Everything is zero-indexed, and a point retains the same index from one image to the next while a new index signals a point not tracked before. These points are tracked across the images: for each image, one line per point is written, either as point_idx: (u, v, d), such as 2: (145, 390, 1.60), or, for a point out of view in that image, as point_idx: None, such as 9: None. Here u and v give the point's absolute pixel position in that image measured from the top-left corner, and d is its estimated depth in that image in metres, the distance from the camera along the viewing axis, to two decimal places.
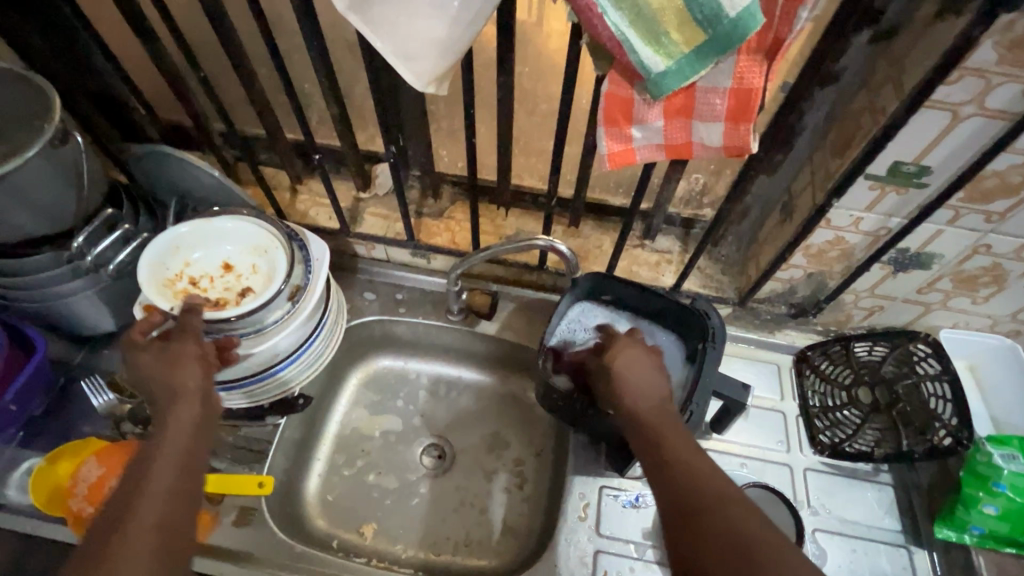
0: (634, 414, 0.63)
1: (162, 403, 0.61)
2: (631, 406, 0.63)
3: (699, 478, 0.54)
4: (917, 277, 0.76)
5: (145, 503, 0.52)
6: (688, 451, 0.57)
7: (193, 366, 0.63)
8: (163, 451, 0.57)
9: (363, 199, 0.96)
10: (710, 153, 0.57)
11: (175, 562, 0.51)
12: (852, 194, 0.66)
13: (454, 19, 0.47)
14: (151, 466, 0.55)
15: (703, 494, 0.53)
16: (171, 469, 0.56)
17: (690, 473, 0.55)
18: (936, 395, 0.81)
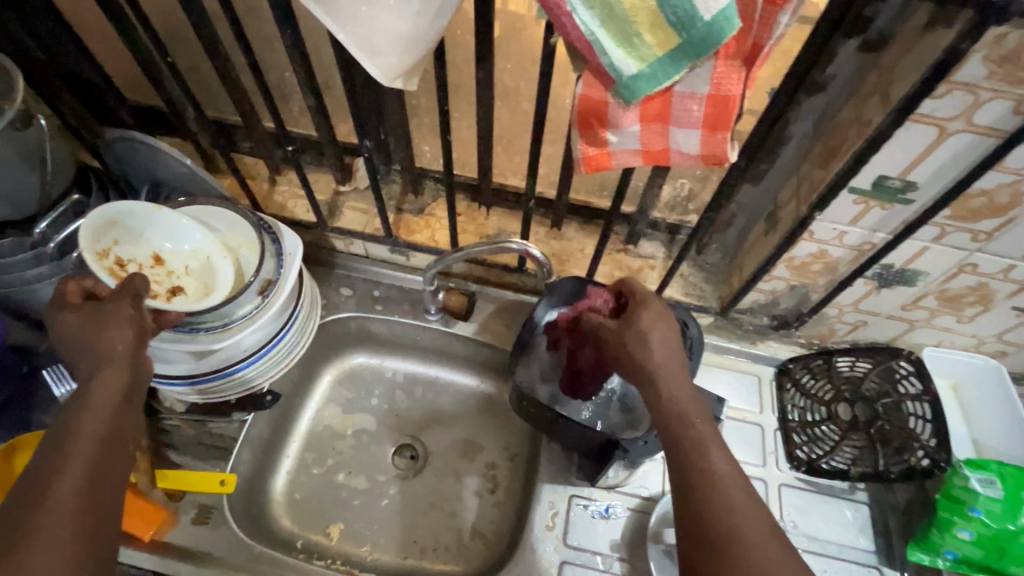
0: (634, 372, 0.56)
1: (85, 369, 0.55)
2: (630, 364, 0.56)
3: (698, 465, 0.49)
4: (902, 293, 0.74)
5: (61, 487, 0.48)
6: (686, 429, 0.51)
7: (125, 328, 0.56)
8: (83, 428, 0.51)
9: (342, 192, 0.94)
10: (688, 161, 0.55)
11: (96, 543, 0.49)
12: (835, 207, 0.64)
13: (418, 13, 0.45)
14: (68, 447, 0.50)
15: (702, 481, 0.49)
16: (94, 441, 0.51)
17: (686, 455, 0.50)
18: (916, 414, 0.79)
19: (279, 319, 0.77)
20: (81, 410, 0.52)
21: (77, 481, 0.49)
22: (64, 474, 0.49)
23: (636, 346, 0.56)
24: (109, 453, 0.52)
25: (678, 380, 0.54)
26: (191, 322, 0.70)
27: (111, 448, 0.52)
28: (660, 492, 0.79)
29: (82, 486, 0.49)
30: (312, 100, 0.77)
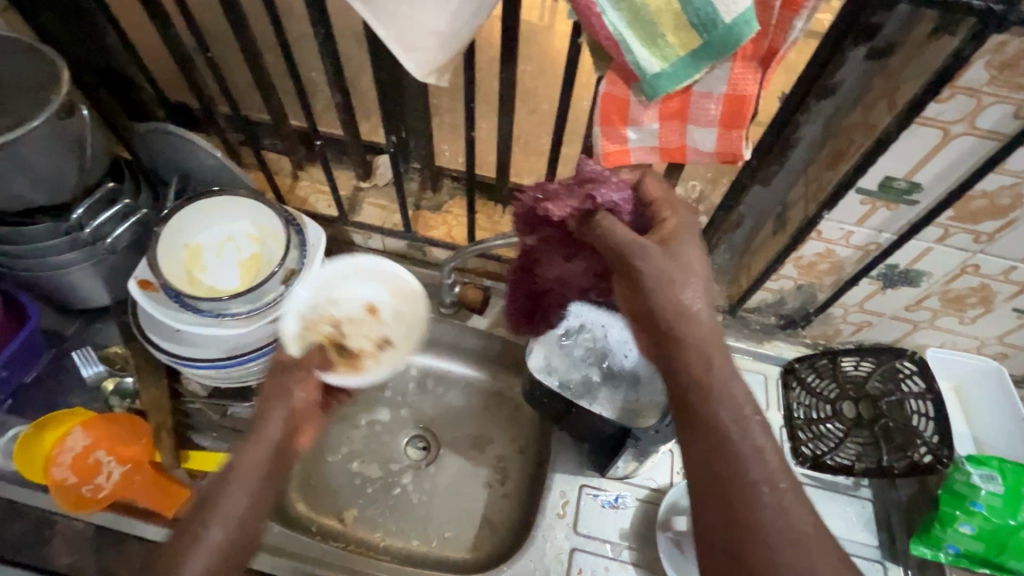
0: (664, 313, 0.52)
1: (253, 448, 0.58)
2: (659, 305, 0.52)
3: (725, 451, 0.47)
4: (906, 294, 0.77)
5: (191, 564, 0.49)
6: (713, 400, 0.49)
7: (282, 414, 0.60)
8: (220, 509, 0.52)
9: (363, 188, 0.96)
10: (704, 158, 0.58)
11: None
12: (843, 207, 0.67)
13: (455, 12, 0.48)
14: (202, 533, 0.51)
15: (727, 472, 0.46)
16: (228, 524, 0.52)
17: (715, 443, 0.47)
18: (919, 412, 0.81)
19: None
20: (222, 490, 0.54)
21: (215, 544, 0.51)
22: (206, 534, 0.51)
23: (665, 289, 0.52)
24: (252, 520, 0.53)
25: (707, 339, 0.51)
26: (218, 307, 0.73)
27: (254, 518, 0.54)
28: (668, 484, 0.81)
29: (220, 550, 0.51)
30: (340, 98, 0.80)
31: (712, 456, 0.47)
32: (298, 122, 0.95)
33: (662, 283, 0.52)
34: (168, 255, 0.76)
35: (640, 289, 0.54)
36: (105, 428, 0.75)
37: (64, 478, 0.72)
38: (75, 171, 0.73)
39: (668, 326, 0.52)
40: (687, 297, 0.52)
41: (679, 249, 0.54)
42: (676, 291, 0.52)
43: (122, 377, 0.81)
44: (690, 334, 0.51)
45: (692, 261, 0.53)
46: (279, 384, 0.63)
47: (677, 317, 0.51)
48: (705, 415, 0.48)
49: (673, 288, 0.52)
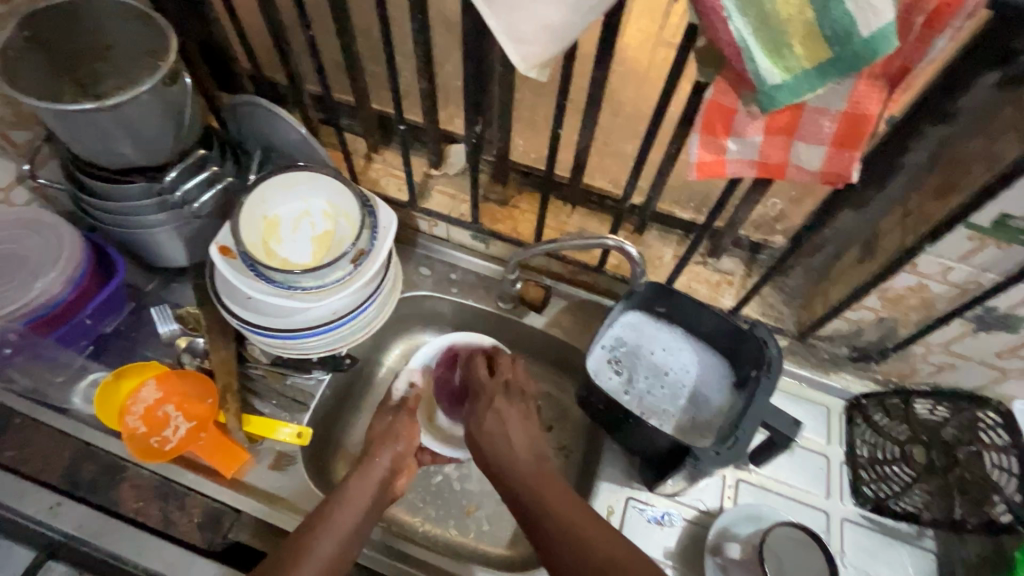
0: (524, 490, 0.66)
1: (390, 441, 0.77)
2: (527, 480, 0.67)
3: (575, 526, 0.60)
4: (1000, 339, 0.71)
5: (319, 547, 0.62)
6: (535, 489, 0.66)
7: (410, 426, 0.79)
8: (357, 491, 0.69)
9: (433, 175, 0.97)
10: (806, 177, 0.55)
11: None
12: (947, 242, 0.63)
13: (572, 7, 0.47)
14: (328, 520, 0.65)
15: (577, 548, 0.58)
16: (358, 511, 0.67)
17: (567, 532, 0.60)
18: (998, 466, 0.74)
19: (366, 288, 0.80)
20: (348, 493, 0.69)
21: (324, 557, 0.62)
22: (315, 548, 0.62)
23: (520, 457, 0.70)
24: (344, 550, 0.64)
25: (559, 486, 0.66)
26: (291, 280, 0.74)
27: (347, 545, 0.64)
28: (718, 508, 0.79)
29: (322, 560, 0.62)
30: (425, 85, 0.80)
31: (565, 541, 0.60)
32: (377, 106, 0.97)
33: (522, 453, 0.71)
34: (249, 224, 0.78)
35: (486, 449, 0.72)
36: (176, 384, 0.80)
37: (136, 427, 0.77)
38: (172, 136, 0.76)
39: (533, 499, 0.65)
40: (507, 456, 0.70)
41: (496, 416, 0.75)
42: (520, 465, 0.69)
43: (194, 337, 0.84)
44: (544, 485, 0.66)
45: (501, 420, 0.74)
46: (388, 429, 0.79)
47: (524, 480, 0.67)
48: (552, 517, 0.62)
49: (538, 464, 0.69)
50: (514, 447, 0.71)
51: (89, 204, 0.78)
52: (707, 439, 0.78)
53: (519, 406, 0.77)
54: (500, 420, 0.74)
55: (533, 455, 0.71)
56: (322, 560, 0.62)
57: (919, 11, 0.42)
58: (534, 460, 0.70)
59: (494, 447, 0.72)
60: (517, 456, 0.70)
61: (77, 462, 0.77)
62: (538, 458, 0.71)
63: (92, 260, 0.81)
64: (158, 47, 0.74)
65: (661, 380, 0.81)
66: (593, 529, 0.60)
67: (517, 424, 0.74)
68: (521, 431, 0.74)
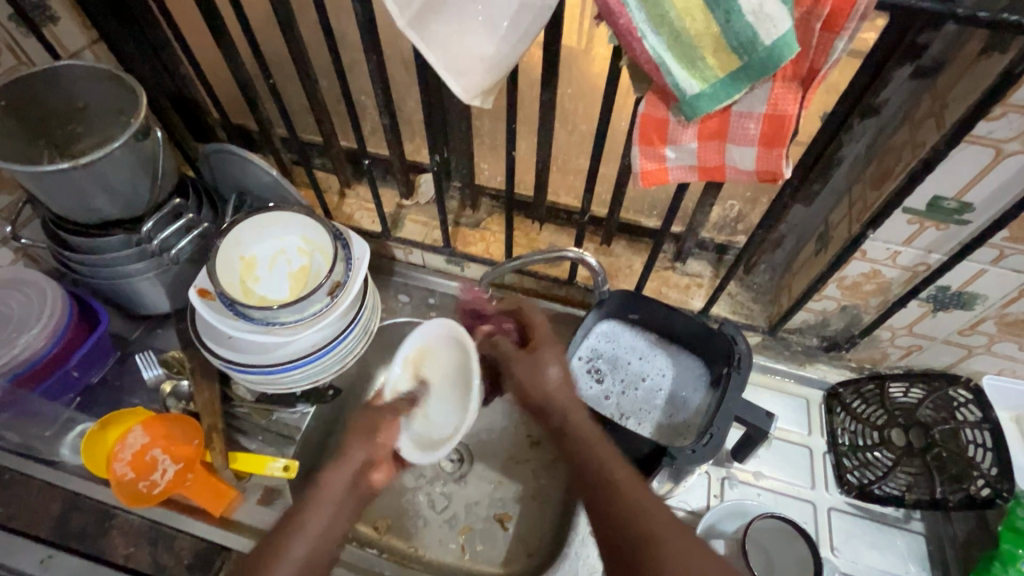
0: (588, 462, 0.64)
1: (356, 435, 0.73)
2: (580, 442, 0.66)
3: (642, 512, 0.58)
4: (959, 317, 0.73)
5: (295, 546, 0.61)
6: (590, 456, 0.64)
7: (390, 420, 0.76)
8: (326, 490, 0.67)
9: (405, 206, 1.00)
10: (744, 177, 0.58)
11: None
12: (889, 227, 0.65)
13: (502, 38, 0.51)
14: (305, 521, 0.63)
15: (621, 506, 0.59)
16: (327, 513, 0.65)
17: (612, 492, 0.60)
18: (975, 442, 0.76)
19: (343, 318, 0.82)
20: (319, 500, 0.66)
21: (296, 561, 0.60)
22: (289, 551, 0.61)
23: (576, 412, 0.70)
24: (318, 554, 0.62)
25: (612, 451, 0.65)
26: (270, 316, 0.76)
27: (320, 546, 0.62)
28: (704, 507, 0.80)
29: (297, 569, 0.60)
30: (387, 119, 0.84)
31: (611, 500, 0.59)
32: (346, 143, 1.00)
33: (576, 404, 0.71)
34: (225, 266, 0.81)
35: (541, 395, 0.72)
36: (163, 427, 0.80)
37: (125, 473, 0.77)
38: (147, 187, 0.79)
39: (583, 462, 0.64)
40: (560, 408, 0.70)
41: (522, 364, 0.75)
42: (573, 414, 0.69)
43: (178, 380, 0.86)
44: (592, 446, 0.66)
45: (550, 354, 0.74)
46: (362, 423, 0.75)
47: (571, 442, 0.67)
48: (600, 477, 0.62)
49: (578, 423, 0.69)
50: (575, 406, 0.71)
51: (69, 259, 0.81)
52: (688, 439, 0.79)
53: (570, 353, 0.76)
54: (546, 368, 0.74)
55: (585, 413, 0.70)
56: (294, 564, 0.60)
57: (815, 17, 0.45)
58: (588, 420, 0.69)
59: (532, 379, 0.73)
60: (572, 411, 0.70)
61: (66, 514, 0.78)
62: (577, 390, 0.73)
63: (76, 313, 0.83)
64: (130, 105, 0.78)
65: (637, 387, 0.83)
66: (641, 497, 0.59)
67: (568, 377, 0.73)
68: (570, 377, 0.73)
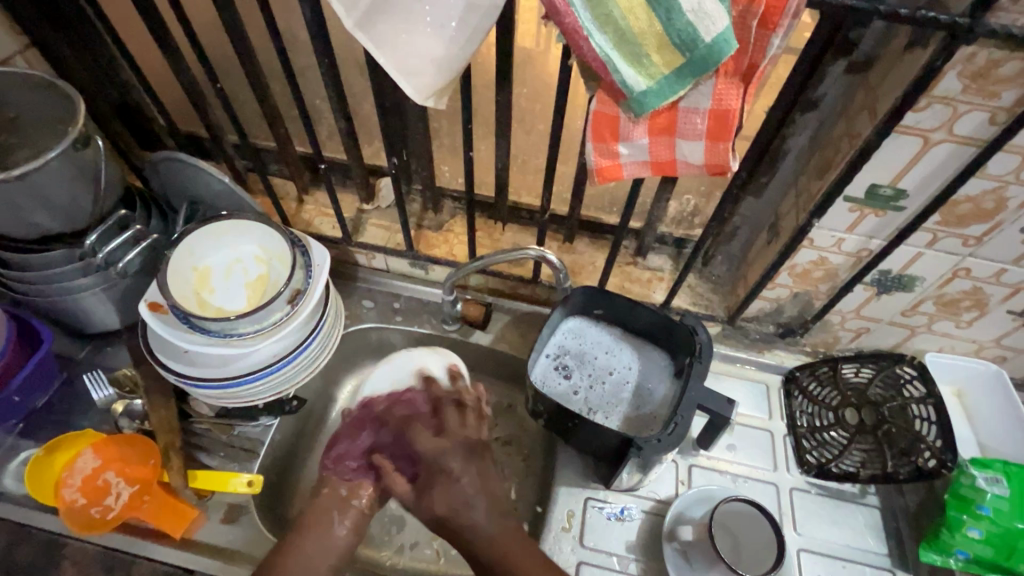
0: (491, 558, 0.71)
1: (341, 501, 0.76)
2: (491, 541, 0.71)
3: None
4: (901, 299, 0.78)
5: None
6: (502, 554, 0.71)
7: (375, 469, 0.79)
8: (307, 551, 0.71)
9: (366, 210, 0.99)
10: (694, 170, 0.60)
11: None
12: (833, 215, 0.68)
13: (451, 38, 0.51)
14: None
15: None
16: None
17: None
18: (922, 416, 0.81)
19: (305, 326, 0.81)
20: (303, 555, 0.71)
21: None
22: None
23: (483, 515, 0.73)
24: None
25: (521, 539, 0.72)
26: (226, 328, 0.74)
27: None
28: (672, 495, 0.82)
29: None
30: (343, 123, 0.83)
31: None
32: (303, 149, 0.99)
33: (481, 499, 0.74)
34: (178, 278, 0.78)
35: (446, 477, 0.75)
36: (115, 449, 0.77)
37: (75, 499, 0.74)
38: (89, 199, 0.76)
39: (493, 560, 0.71)
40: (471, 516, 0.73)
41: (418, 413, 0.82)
42: (485, 522, 0.73)
43: (131, 399, 0.82)
44: (508, 543, 0.71)
45: (438, 450, 0.76)
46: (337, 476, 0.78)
47: (490, 540, 0.72)
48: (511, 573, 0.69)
49: (503, 521, 0.74)
50: (485, 515, 0.73)
51: (9, 276, 0.77)
52: (654, 429, 0.80)
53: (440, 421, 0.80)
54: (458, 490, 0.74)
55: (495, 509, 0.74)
56: None
57: (752, 15, 0.47)
58: (502, 517, 0.74)
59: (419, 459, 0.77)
60: (478, 514, 0.73)
61: (11, 546, 0.73)
62: (503, 511, 0.75)
63: (15, 334, 0.78)
64: (67, 112, 0.74)
65: (603, 382, 0.84)
66: None
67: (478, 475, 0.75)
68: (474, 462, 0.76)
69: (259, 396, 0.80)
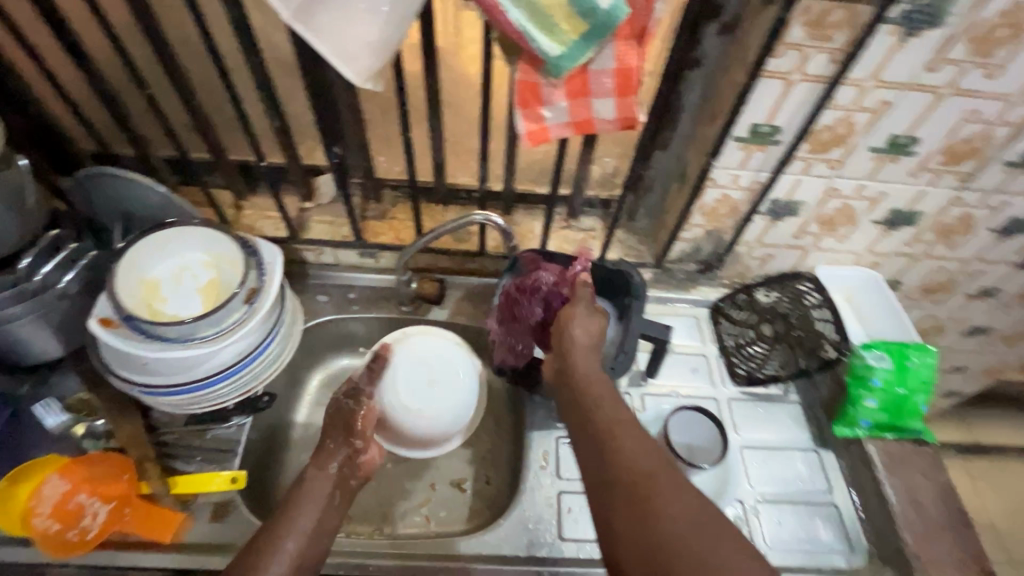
0: (605, 436, 0.63)
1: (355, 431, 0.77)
2: (605, 427, 0.63)
3: (645, 478, 0.57)
4: (791, 223, 0.92)
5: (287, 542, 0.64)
6: (620, 443, 0.61)
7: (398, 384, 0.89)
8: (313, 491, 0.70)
9: (308, 209, 1.02)
10: (609, 126, 0.69)
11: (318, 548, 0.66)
12: (727, 155, 0.80)
13: (384, 22, 0.56)
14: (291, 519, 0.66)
15: (639, 474, 0.57)
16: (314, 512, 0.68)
17: (621, 476, 0.58)
18: (823, 319, 0.94)
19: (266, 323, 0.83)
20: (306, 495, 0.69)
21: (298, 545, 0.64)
22: (282, 544, 0.63)
23: (607, 406, 0.67)
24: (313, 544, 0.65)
25: (640, 438, 0.61)
26: (188, 331, 0.75)
27: (315, 538, 0.66)
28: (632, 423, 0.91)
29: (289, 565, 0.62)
30: (277, 121, 0.85)
31: (629, 473, 0.58)
32: (235, 154, 0.99)
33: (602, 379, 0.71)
34: (125, 290, 0.77)
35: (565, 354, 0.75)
36: (84, 471, 0.76)
37: (48, 527, 0.72)
38: (15, 220, 0.73)
39: (607, 439, 0.62)
40: (597, 397, 0.68)
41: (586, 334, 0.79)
42: (610, 410, 0.66)
43: (90, 421, 0.81)
44: (621, 437, 0.61)
45: (582, 331, 0.76)
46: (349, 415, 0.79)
47: (607, 422, 0.64)
48: (620, 459, 0.59)
49: (615, 416, 0.65)
50: (609, 402, 0.67)
51: None
52: None
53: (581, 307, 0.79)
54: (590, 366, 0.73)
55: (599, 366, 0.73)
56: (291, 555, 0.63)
57: None
58: (618, 412, 0.66)
59: (574, 371, 0.73)
60: (601, 397, 0.68)
61: None
62: (615, 404, 0.67)
63: None
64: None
65: None
66: (666, 486, 0.55)
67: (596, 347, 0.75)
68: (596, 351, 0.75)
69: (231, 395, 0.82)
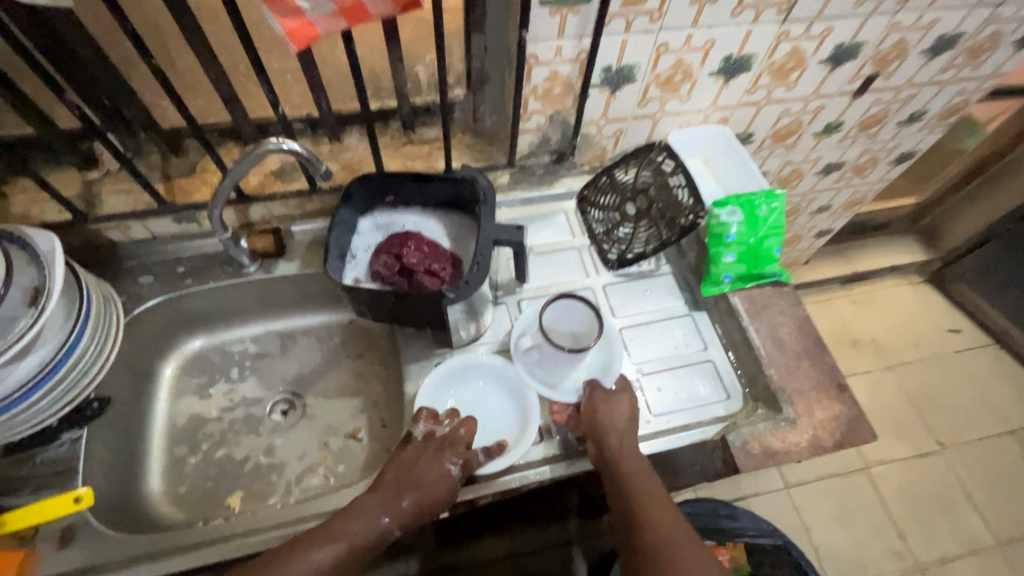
0: (629, 510, 0.68)
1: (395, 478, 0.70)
2: (627, 506, 0.69)
3: (675, 533, 0.65)
4: (632, 91, 0.87)
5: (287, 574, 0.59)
6: (645, 515, 0.67)
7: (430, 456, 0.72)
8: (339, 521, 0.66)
9: (94, 180, 0.86)
10: (386, 11, 0.60)
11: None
12: (538, 23, 0.72)
13: None
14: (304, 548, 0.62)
15: (654, 545, 0.64)
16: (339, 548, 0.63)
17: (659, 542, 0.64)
18: (680, 185, 0.92)
19: (68, 323, 0.71)
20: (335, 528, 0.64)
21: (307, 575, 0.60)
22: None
23: None
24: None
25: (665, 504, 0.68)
26: None
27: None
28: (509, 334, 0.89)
29: None
30: None
31: (650, 547, 0.64)
32: None
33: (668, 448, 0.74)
34: None
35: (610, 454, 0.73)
36: None
37: None
38: None
39: (631, 524, 0.68)
40: (619, 464, 0.72)
41: (604, 401, 0.78)
42: (647, 487, 0.70)
43: None
44: (641, 512, 0.68)
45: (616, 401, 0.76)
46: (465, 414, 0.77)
47: (624, 509, 0.69)
48: (661, 527, 0.66)
49: (651, 486, 0.70)
50: (645, 486, 0.70)
51: None
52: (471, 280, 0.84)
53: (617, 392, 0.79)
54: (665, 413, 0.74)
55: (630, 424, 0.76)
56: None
57: None
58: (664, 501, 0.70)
59: (603, 430, 0.75)
60: (642, 475, 0.72)
61: None
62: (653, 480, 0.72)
63: None
64: None
65: None
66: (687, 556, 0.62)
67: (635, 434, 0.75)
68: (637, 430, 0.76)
69: (50, 410, 0.70)
